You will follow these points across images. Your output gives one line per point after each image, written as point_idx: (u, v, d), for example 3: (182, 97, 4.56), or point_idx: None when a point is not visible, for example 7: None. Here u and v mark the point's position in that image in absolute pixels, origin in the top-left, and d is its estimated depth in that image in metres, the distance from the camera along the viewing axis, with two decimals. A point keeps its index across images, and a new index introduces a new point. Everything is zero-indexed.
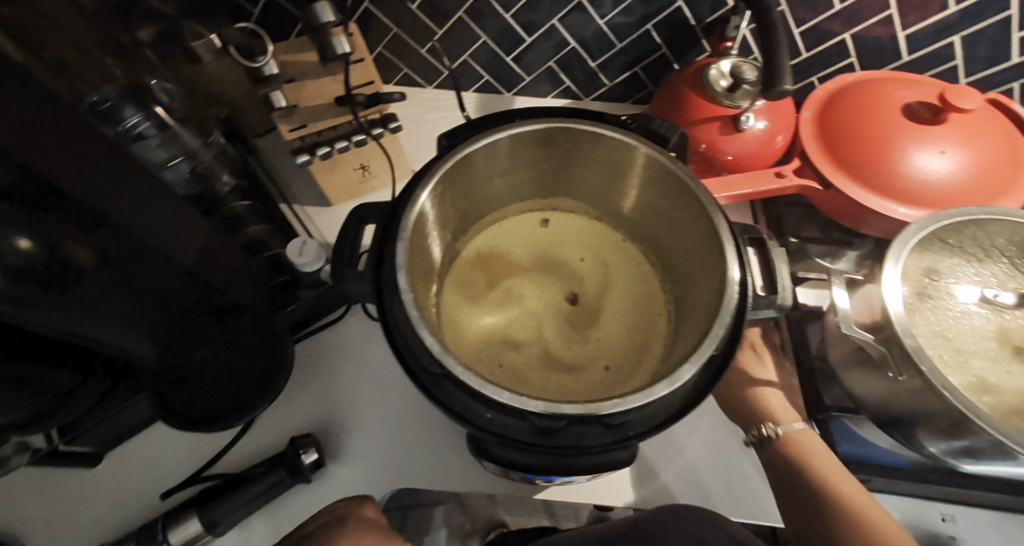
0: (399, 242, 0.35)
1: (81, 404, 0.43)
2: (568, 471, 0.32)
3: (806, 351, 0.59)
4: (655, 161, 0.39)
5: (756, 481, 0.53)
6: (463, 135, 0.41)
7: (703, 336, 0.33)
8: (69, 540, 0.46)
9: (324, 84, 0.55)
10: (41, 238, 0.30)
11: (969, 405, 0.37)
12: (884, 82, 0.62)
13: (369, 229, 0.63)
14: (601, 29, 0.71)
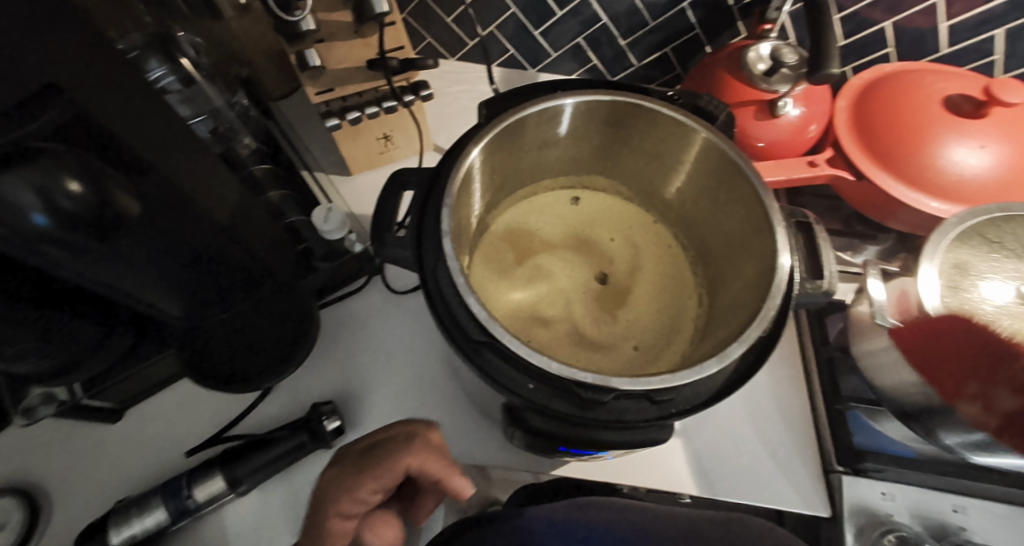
0: (445, 208, 0.34)
1: (106, 360, 0.44)
2: (606, 447, 0.32)
3: (826, 342, 0.59)
4: (706, 140, 0.38)
5: (770, 466, 0.54)
6: (508, 102, 0.39)
7: (751, 318, 0.33)
8: (87, 496, 0.46)
9: (354, 46, 0.53)
10: (89, 182, 0.29)
11: None
12: (925, 74, 0.61)
13: (409, 195, 0.63)
14: (634, 6, 0.69)
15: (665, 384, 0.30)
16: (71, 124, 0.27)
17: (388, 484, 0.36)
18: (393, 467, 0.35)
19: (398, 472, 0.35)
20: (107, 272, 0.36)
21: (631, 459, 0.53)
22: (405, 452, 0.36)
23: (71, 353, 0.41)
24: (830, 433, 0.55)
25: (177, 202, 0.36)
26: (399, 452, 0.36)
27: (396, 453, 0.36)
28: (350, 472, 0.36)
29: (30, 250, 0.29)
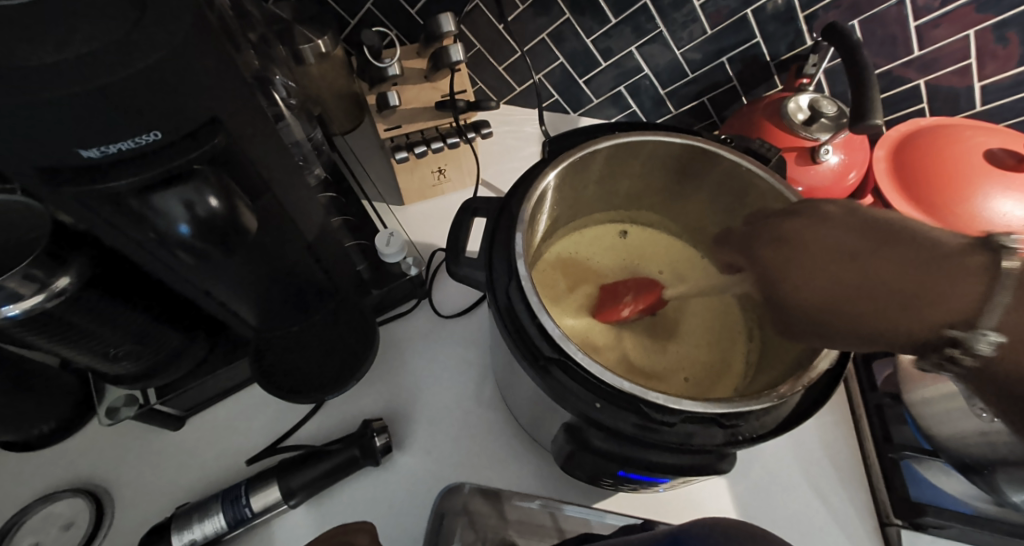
0: (519, 233, 0.37)
1: (183, 366, 0.47)
2: (670, 473, 0.33)
3: (873, 389, 0.58)
4: (763, 181, 0.41)
5: (822, 515, 0.52)
6: (579, 138, 0.43)
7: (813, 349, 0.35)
8: (148, 497, 0.48)
9: (423, 89, 0.60)
10: (225, 196, 0.31)
11: None
12: (963, 128, 0.63)
13: (478, 224, 0.67)
14: (676, 59, 0.74)
15: (733, 408, 0.32)
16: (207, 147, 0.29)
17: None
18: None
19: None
20: (209, 281, 0.40)
21: (679, 497, 0.52)
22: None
23: (160, 357, 0.45)
24: (885, 484, 0.53)
25: (279, 220, 0.40)
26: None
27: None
28: None
29: (166, 252, 0.34)
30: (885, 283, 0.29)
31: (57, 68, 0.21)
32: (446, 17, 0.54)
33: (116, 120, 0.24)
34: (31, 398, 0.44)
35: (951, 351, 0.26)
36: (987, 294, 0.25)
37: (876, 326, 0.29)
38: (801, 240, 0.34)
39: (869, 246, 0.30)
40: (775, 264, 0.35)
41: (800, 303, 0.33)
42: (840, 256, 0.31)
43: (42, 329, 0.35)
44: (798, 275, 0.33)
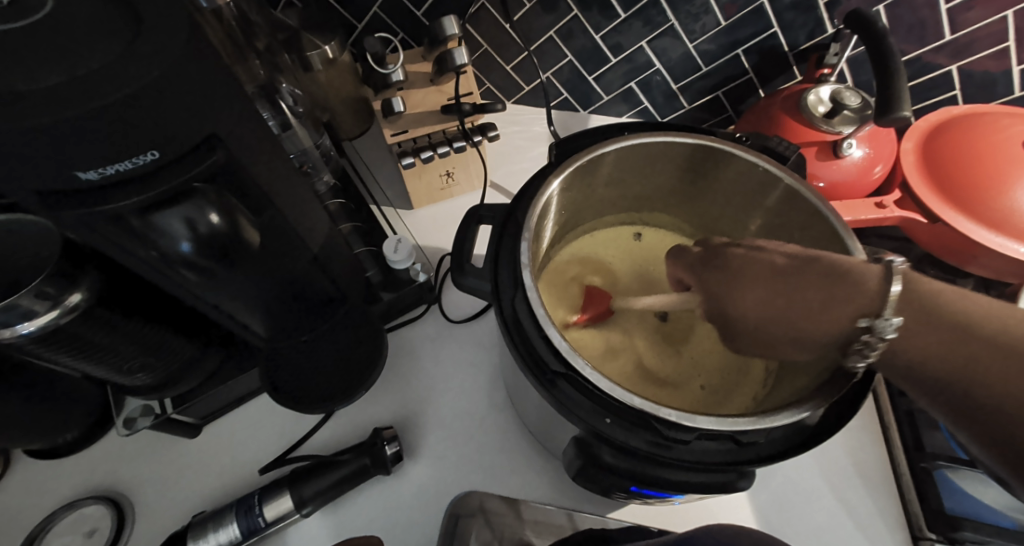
0: (525, 241, 0.36)
1: (196, 377, 0.48)
2: (685, 490, 0.31)
3: (902, 394, 0.56)
4: (783, 183, 0.39)
5: (847, 527, 0.50)
6: (587, 140, 0.42)
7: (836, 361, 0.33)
8: (166, 505, 0.48)
9: (429, 92, 0.59)
10: (226, 212, 0.33)
11: None
12: (999, 116, 0.59)
13: (485, 229, 0.65)
14: (689, 52, 0.71)
15: (753, 425, 0.30)
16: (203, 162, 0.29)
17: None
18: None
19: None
20: (217, 294, 0.40)
21: (696, 509, 0.50)
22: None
23: (173, 368, 0.45)
24: (916, 494, 0.50)
25: (284, 232, 0.40)
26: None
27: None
28: None
29: (173, 269, 0.34)
30: (806, 293, 0.34)
31: (57, 93, 0.21)
32: (450, 19, 0.53)
33: (114, 142, 0.24)
34: (53, 412, 0.45)
35: (863, 338, 0.31)
36: (880, 290, 0.31)
37: (806, 328, 0.34)
38: (735, 266, 0.37)
39: (790, 265, 0.35)
40: (715, 289, 0.38)
41: (744, 318, 0.36)
42: (761, 276, 0.36)
43: (56, 345, 0.35)
44: (736, 294, 0.36)
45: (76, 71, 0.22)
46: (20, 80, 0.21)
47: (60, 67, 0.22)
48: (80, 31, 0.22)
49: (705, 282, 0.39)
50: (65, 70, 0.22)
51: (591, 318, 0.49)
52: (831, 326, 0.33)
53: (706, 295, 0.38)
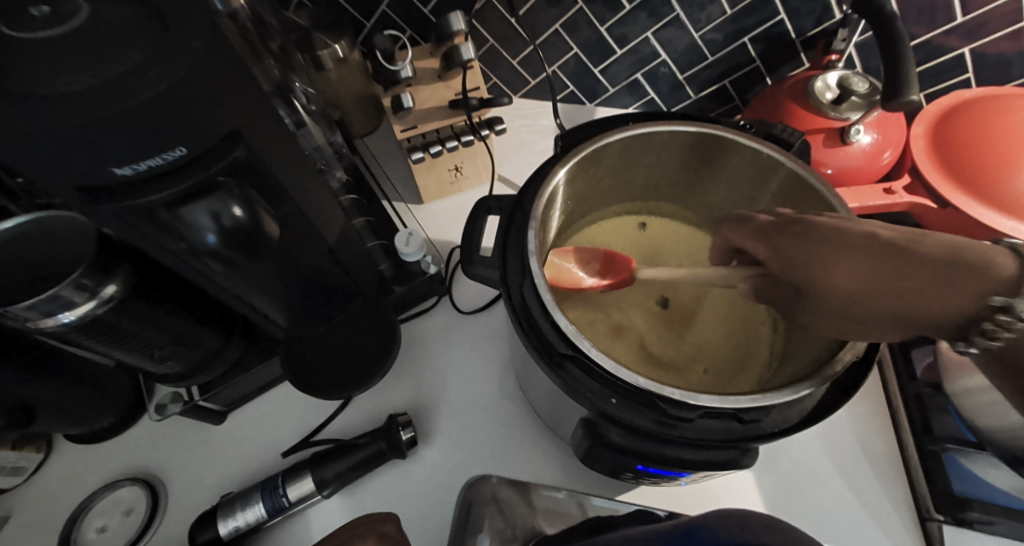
0: (532, 229, 0.37)
1: (221, 366, 0.50)
2: (690, 467, 0.32)
3: (911, 379, 0.56)
4: (787, 170, 0.40)
5: (854, 508, 0.51)
6: (593, 130, 0.43)
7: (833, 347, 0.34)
8: (194, 487, 0.51)
9: (436, 88, 0.61)
10: (247, 207, 0.34)
11: None
12: (1012, 99, 0.59)
13: (493, 220, 0.67)
14: (695, 42, 0.71)
15: (754, 403, 0.31)
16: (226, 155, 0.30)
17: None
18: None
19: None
20: (240, 285, 0.42)
21: (703, 491, 0.52)
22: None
23: (200, 357, 0.48)
24: (922, 475, 0.51)
25: (302, 225, 0.42)
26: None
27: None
28: None
29: (199, 261, 0.36)
30: (919, 269, 0.31)
31: (94, 93, 0.23)
32: (456, 16, 0.55)
33: (147, 139, 0.26)
34: (90, 398, 0.48)
35: (1000, 316, 0.29)
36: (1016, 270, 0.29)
37: (916, 304, 0.31)
38: (825, 234, 0.34)
39: (899, 238, 0.32)
40: (802, 260, 0.34)
41: (836, 292, 0.33)
42: (858, 250, 0.32)
43: (94, 333, 0.37)
44: (830, 263, 0.33)
45: (108, 72, 0.23)
46: (57, 81, 0.23)
47: (91, 68, 0.23)
48: (113, 35, 0.24)
49: (781, 251, 0.36)
50: (103, 71, 0.23)
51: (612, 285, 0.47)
52: (953, 306, 0.30)
53: (785, 261, 0.35)
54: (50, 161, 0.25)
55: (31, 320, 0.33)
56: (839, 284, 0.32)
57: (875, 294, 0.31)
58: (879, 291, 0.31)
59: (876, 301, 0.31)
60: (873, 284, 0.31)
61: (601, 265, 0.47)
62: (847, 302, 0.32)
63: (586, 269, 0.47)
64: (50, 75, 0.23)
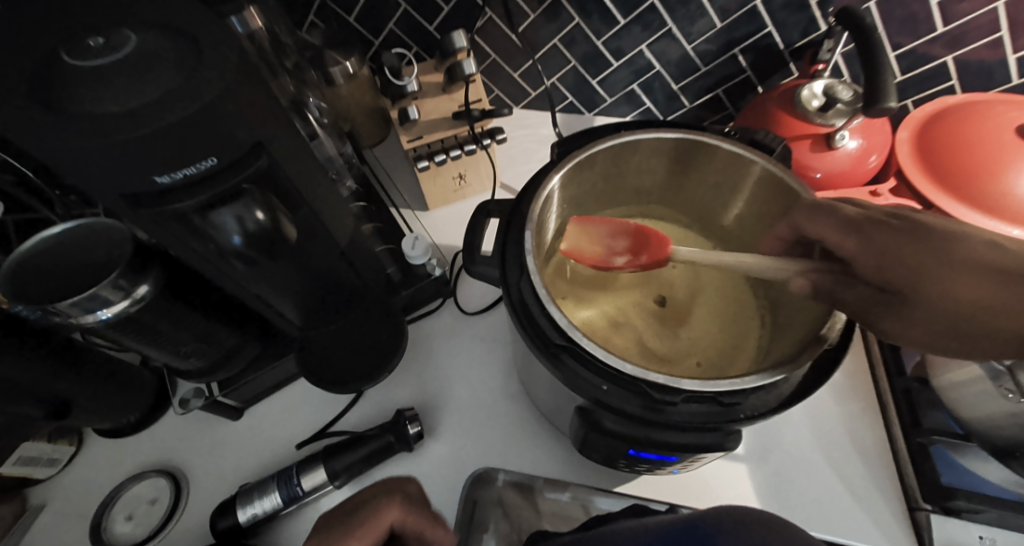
0: (528, 231, 0.40)
1: (238, 363, 0.53)
2: (678, 450, 0.35)
3: (901, 375, 0.58)
4: (768, 172, 0.43)
5: (846, 499, 0.52)
6: (586, 137, 0.46)
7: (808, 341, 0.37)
8: (213, 479, 0.54)
9: (440, 100, 0.64)
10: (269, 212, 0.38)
11: None
12: (991, 104, 0.61)
13: (494, 223, 0.70)
14: (687, 53, 0.75)
15: (733, 386, 0.34)
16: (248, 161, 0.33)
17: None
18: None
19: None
20: (258, 286, 0.45)
21: (699, 480, 0.54)
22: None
23: (220, 355, 0.51)
24: (912, 468, 0.52)
25: (316, 229, 0.45)
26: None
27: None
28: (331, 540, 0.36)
29: (225, 262, 0.39)
30: None
31: (137, 111, 0.26)
32: (458, 33, 0.58)
33: (185, 151, 0.29)
34: (118, 394, 0.51)
35: None
36: None
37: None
38: (940, 245, 0.35)
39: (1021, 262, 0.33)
40: (907, 264, 0.35)
41: (945, 303, 0.33)
42: (978, 267, 0.33)
43: (127, 329, 0.41)
44: (938, 273, 0.34)
45: (148, 94, 0.26)
46: (104, 101, 0.26)
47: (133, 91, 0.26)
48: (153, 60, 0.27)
49: (878, 250, 0.36)
50: (145, 91, 0.26)
51: (645, 263, 0.48)
52: None
53: (885, 260, 0.36)
54: (99, 170, 0.28)
55: (74, 317, 0.36)
56: (945, 296, 0.33)
57: (985, 311, 0.33)
58: (989, 307, 0.32)
59: (985, 319, 0.33)
60: (984, 303, 0.32)
61: (633, 242, 0.48)
62: (952, 315, 0.33)
63: (614, 247, 0.49)
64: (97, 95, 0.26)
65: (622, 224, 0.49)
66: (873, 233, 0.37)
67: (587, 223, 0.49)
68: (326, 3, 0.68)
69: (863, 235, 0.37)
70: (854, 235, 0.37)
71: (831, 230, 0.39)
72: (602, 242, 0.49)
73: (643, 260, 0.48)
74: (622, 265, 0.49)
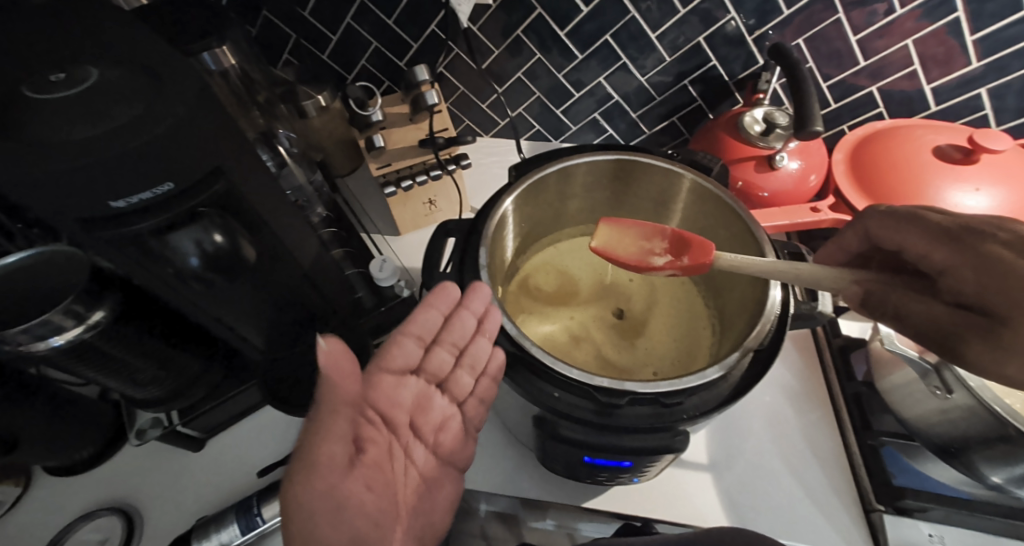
0: (483, 248, 0.43)
1: (200, 390, 0.52)
2: (629, 453, 0.36)
3: (851, 379, 0.60)
4: (699, 186, 0.47)
5: (806, 505, 0.54)
6: (535, 162, 0.49)
7: (738, 345, 0.39)
8: (169, 515, 0.52)
9: (407, 130, 0.67)
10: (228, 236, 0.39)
11: (1007, 409, 0.41)
12: (912, 128, 0.67)
13: (449, 242, 0.71)
14: (642, 85, 0.79)
15: (672, 387, 0.36)
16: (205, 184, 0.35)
17: (385, 418, 0.42)
18: (340, 457, 0.33)
19: (349, 473, 0.34)
20: (221, 309, 0.46)
21: (664, 492, 0.55)
22: (375, 500, 0.35)
23: (180, 382, 0.50)
24: (865, 470, 0.54)
25: (278, 252, 0.46)
26: (297, 518, 0.31)
27: (330, 467, 0.33)
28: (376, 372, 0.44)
29: (183, 285, 0.40)
30: None
31: (92, 141, 0.27)
32: (420, 68, 0.62)
33: (141, 176, 0.30)
34: (69, 428, 0.49)
35: None
36: None
37: None
38: None
39: None
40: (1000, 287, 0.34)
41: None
42: None
43: (81, 359, 0.40)
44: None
45: (102, 125, 0.28)
46: (59, 133, 0.27)
47: (90, 123, 0.28)
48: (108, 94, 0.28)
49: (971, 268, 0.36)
50: (101, 123, 0.28)
51: (687, 265, 0.46)
52: None
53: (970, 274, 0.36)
54: (51, 196, 0.29)
55: (23, 345, 0.35)
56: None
57: None
58: None
59: None
60: None
61: (671, 242, 0.47)
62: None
63: (653, 247, 0.48)
64: (51, 128, 0.27)
65: (659, 227, 0.49)
66: (976, 244, 0.36)
67: (620, 224, 0.50)
68: (301, 43, 0.72)
69: (962, 246, 0.37)
70: (946, 245, 0.38)
71: (918, 241, 0.41)
72: (637, 244, 0.49)
73: (685, 260, 0.46)
74: (663, 266, 0.48)
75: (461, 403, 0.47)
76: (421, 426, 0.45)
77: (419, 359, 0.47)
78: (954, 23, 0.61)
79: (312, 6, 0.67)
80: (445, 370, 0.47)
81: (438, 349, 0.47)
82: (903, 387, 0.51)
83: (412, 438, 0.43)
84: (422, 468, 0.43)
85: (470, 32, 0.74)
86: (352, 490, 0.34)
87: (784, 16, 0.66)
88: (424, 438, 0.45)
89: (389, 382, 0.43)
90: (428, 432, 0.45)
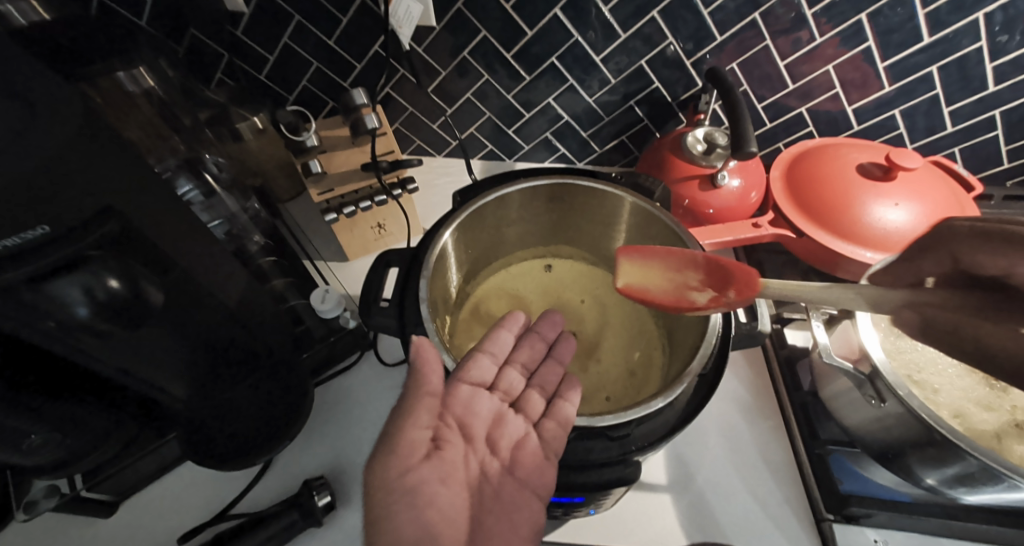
0: (422, 280, 0.41)
1: (110, 450, 0.47)
2: (580, 491, 0.34)
3: (798, 389, 0.62)
4: (641, 208, 0.47)
5: (762, 519, 0.54)
6: (476, 191, 0.48)
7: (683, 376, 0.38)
8: None
9: (351, 153, 0.65)
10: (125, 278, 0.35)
11: (928, 412, 0.43)
12: (839, 147, 0.70)
13: (393, 273, 0.69)
14: (590, 105, 0.80)
15: (618, 419, 0.35)
16: (90, 221, 0.31)
17: (462, 425, 0.43)
18: (414, 448, 0.39)
19: (424, 462, 0.38)
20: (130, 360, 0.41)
21: (623, 517, 0.54)
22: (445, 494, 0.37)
23: (86, 442, 0.44)
24: (814, 479, 0.55)
25: (196, 294, 0.43)
26: (380, 497, 0.36)
27: (406, 455, 0.38)
28: (460, 395, 0.43)
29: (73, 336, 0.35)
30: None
31: None
32: (357, 92, 0.60)
33: (6, 219, 0.26)
34: None
35: None
36: None
37: None
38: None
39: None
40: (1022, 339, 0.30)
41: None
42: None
43: None
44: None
45: None
46: None
47: None
48: None
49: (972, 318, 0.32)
50: None
51: (732, 302, 0.40)
52: None
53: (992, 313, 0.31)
54: None
55: None
56: None
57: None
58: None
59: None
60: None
61: (709, 275, 0.42)
62: None
63: (693, 283, 0.43)
64: None
65: (689, 255, 0.43)
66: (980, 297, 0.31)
67: (646, 257, 0.46)
68: (235, 63, 0.68)
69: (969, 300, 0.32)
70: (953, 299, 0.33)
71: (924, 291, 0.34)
72: (668, 278, 0.44)
73: (731, 296, 0.40)
74: (705, 303, 0.42)
75: (538, 423, 0.44)
76: (498, 443, 0.44)
77: (494, 377, 0.46)
78: (867, 50, 0.66)
79: (245, 26, 0.64)
80: (518, 391, 0.47)
81: (512, 368, 0.48)
82: (845, 396, 0.53)
83: (488, 452, 0.43)
84: (497, 483, 0.42)
85: (414, 53, 0.72)
86: (424, 480, 0.37)
87: (718, 41, 0.68)
88: (502, 456, 0.43)
89: (466, 395, 0.43)
90: (506, 448, 0.43)
